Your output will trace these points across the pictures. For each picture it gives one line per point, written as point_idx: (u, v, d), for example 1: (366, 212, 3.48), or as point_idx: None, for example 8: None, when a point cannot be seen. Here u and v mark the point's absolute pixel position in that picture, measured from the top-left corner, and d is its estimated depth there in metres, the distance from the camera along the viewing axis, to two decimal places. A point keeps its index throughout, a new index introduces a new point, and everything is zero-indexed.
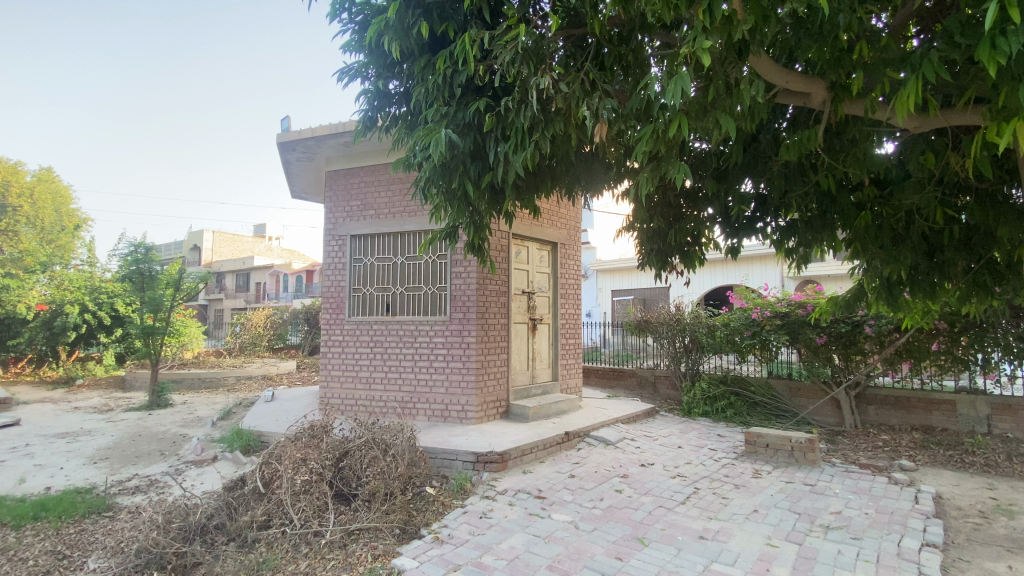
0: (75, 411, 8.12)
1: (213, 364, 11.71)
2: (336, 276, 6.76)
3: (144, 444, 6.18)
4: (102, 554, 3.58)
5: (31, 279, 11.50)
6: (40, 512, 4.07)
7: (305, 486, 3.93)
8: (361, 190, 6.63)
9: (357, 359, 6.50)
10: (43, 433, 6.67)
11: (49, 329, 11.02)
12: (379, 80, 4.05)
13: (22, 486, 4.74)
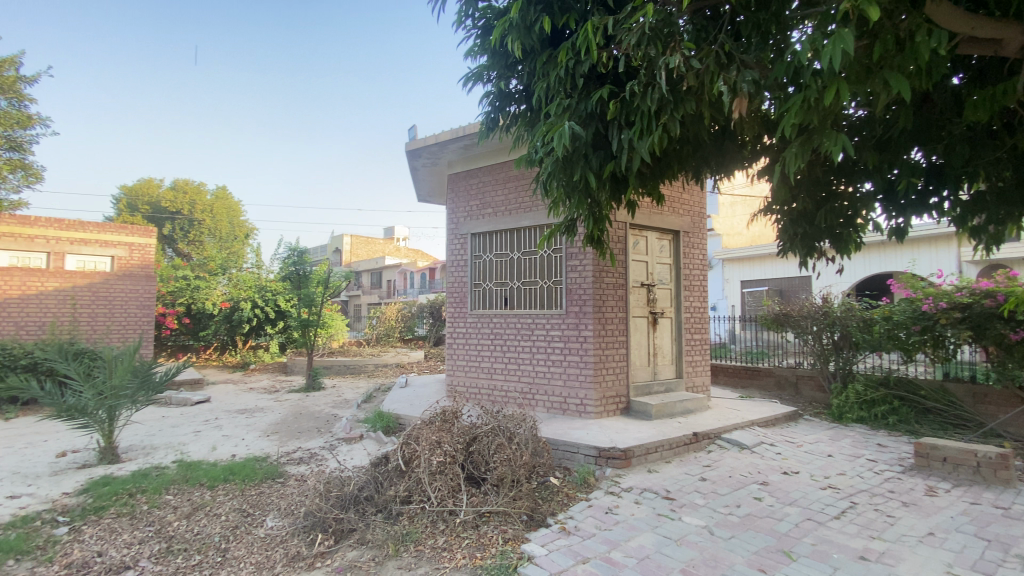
0: (251, 391, 9.60)
1: (355, 352, 13.10)
2: (458, 271, 7.12)
3: (304, 421, 7.08)
4: (277, 514, 4.15)
5: (214, 280, 13.68)
6: (230, 475, 4.83)
7: (440, 467, 4.13)
8: (481, 190, 6.90)
9: (479, 351, 6.79)
10: (229, 408, 7.97)
11: (229, 322, 13.17)
12: (501, 81, 4.14)
13: (216, 452, 5.69)
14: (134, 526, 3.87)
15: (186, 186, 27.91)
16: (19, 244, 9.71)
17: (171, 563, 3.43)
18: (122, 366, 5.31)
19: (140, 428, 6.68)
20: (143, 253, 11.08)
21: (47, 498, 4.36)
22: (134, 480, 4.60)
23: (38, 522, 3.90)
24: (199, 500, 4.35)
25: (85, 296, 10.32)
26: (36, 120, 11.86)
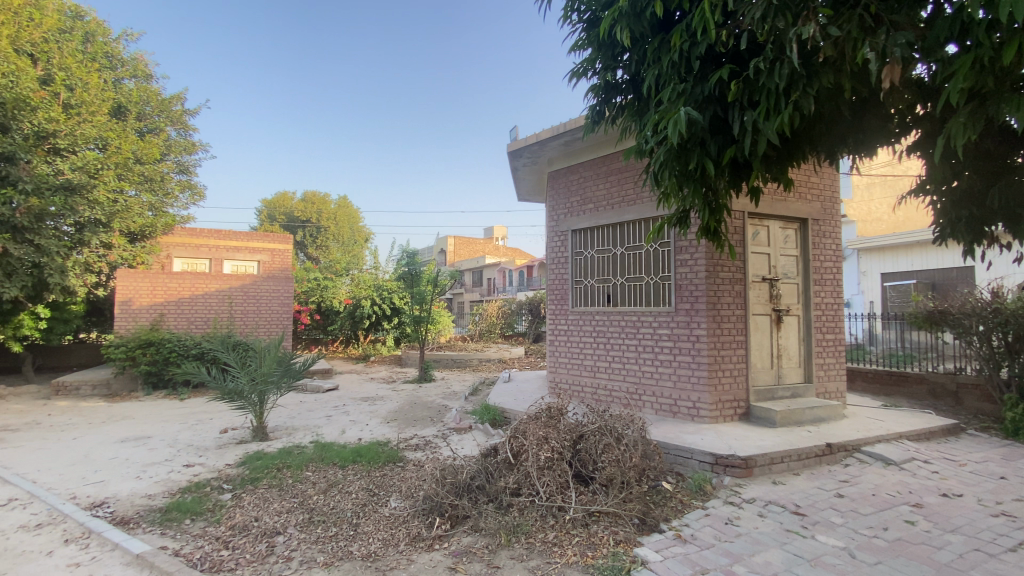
0: (372, 381, 10.50)
1: (461, 347, 13.70)
2: (560, 268, 7.13)
3: (419, 410, 7.57)
4: (399, 496, 4.47)
5: (339, 281, 15.10)
6: (358, 457, 5.30)
7: (548, 462, 4.11)
8: (582, 185, 6.81)
9: (582, 348, 6.74)
10: (354, 396, 8.79)
11: (352, 318, 14.44)
12: (607, 73, 4.04)
13: (345, 435, 6.29)
14: (281, 497, 4.39)
15: (314, 197, 31.14)
16: (188, 251, 11.84)
17: (313, 531, 3.83)
18: (270, 357, 6.04)
19: (283, 411, 7.60)
20: (282, 257, 12.67)
21: (215, 468, 5.12)
22: (280, 457, 5.23)
23: (209, 488, 4.59)
24: (333, 477, 4.82)
25: (239, 296, 11.24)
26: (198, 146, 14.21)
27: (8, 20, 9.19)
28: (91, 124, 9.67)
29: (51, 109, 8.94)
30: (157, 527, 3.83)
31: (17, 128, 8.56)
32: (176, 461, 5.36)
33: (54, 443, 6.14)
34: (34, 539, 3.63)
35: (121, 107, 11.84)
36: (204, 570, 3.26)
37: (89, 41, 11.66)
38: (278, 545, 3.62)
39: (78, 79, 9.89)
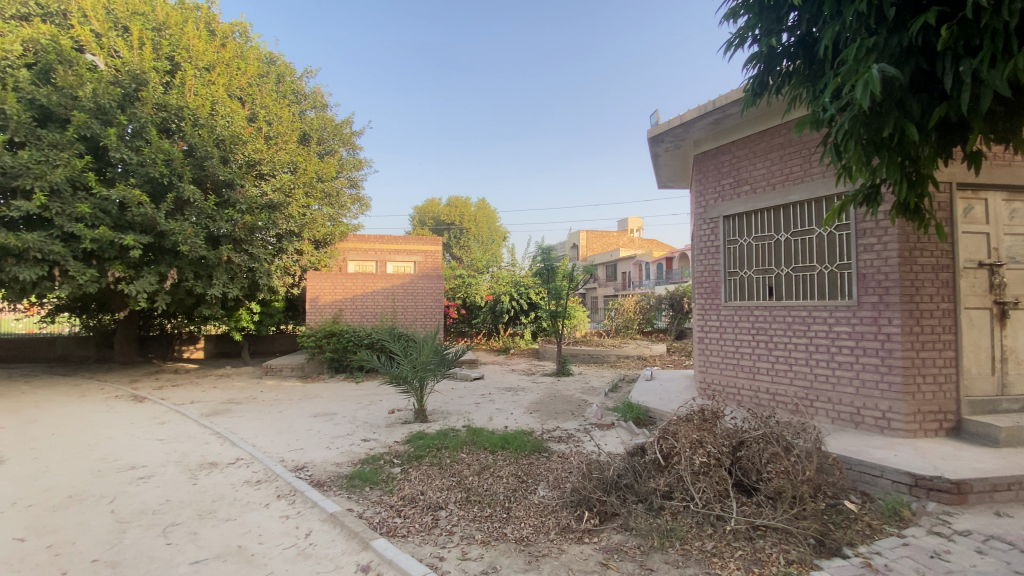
0: (513, 372, 10.96)
1: (598, 343, 13.58)
2: (709, 259, 6.64)
3: (560, 403, 7.70)
4: (547, 485, 4.58)
5: (481, 278, 15.97)
6: (506, 444, 5.56)
7: (704, 468, 3.87)
8: (735, 166, 6.26)
9: (737, 347, 6.19)
10: (498, 386, 9.26)
11: (493, 313, 15.29)
12: (770, 38, 3.63)
13: (493, 422, 6.65)
14: (441, 475, 4.80)
15: (457, 202, 33.64)
16: (359, 255, 13.59)
17: (470, 510, 4.11)
18: (427, 347, 6.61)
19: (438, 396, 8.32)
20: (433, 258, 13.77)
21: (385, 444, 5.79)
22: (438, 438, 5.72)
23: (382, 461, 5.20)
24: (485, 461, 5.12)
25: (400, 293, 12.48)
26: (363, 162, 16.10)
27: (222, 72, 11.24)
28: (284, 151, 11.74)
29: (257, 143, 10.87)
30: (344, 492, 4.45)
31: (234, 159, 10.37)
32: (355, 436, 6.18)
33: (267, 414, 7.52)
34: (257, 491, 4.47)
35: (305, 134, 13.96)
36: (382, 533, 3.69)
37: (280, 81, 13.77)
38: (441, 519, 3.96)
39: (274, 115, 11.95)
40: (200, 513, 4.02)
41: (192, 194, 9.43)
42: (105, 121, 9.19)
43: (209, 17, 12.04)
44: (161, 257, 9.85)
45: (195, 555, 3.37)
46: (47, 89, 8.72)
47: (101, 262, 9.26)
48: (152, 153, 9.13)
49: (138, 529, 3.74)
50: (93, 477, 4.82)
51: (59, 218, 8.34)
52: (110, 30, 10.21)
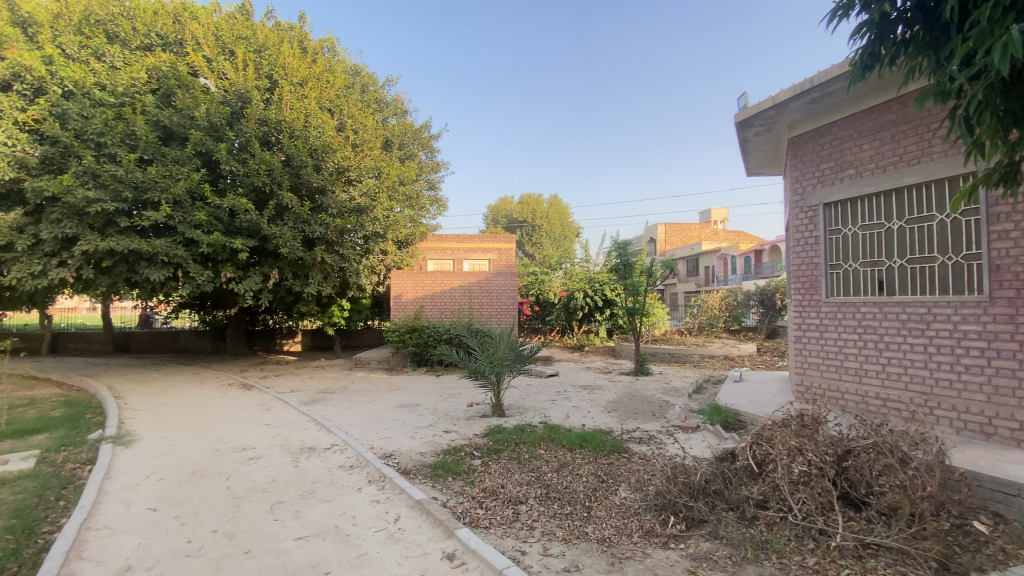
0: (590, 370, 10.84)
1: (679, 341, 13.04)
2: (807, 251, 6.12)
3: (639, 403, 7.49)
4: (629, 486, 4.47)
5: (555, 275, 15.93)
6: (584, 442, 5.50)
7: (804, 477, 3.57)
8: (837, 148, 5.72)
9: (840, 347, 5.66)
10: (574, 384, 9.20)
11: (566, 310, 15.24)
12: (881, 4, 3.26)
13: (570, 420, 6.61)
14: (520, 470, 4.85)
15: (529, 199, 33.91)
16: (437, 254, 13.88)
17: (550, 507, 4.12)
18: (504, 343, 6.69)
19: (514, 392, 8.42)
20: (507, 255, 13.90)
21: (466, 436, 5.96)
22: (516, 433, 5.78)
23: (463, 452, 5.35)
24: (564, 459, 5.11)
25: (476, 290, 12.76)
26: (440, 164, 16.66)
27: (314, 86, 12.09)
28: (369, 158, 12.44)
29: (345, 150, 11.59)
30: (428, 480, 4.63)
31: (326, 166, 11.13)
32: (437, 427, 6.41)
33: (357, 404, 8.01)
34: (350, 476, 4.78)
35: (388, 141, 14.68)
36: (465, 523, 3.80)
37: (365, 91, 14.57)
38: (522, 513, 4.00)
39: (360, 124, 12.69)
40: (302, 493, 4.37)
41: (290, 201, 10.26)
42: (217, 137, 10.24)
43: (302, 36, 13.02)
44: (265, 259, 10.82)
45: (299, 532, 3.66)
46: (170, 112, 9.87)
47: (215, 264, 10.34)
48: (256, 164, 10.03)
49: (251, 505, 4.13)
50: (212, 456, 5.40)
51: (181, 225, 9.41)
52: (219, 55, 11.34)
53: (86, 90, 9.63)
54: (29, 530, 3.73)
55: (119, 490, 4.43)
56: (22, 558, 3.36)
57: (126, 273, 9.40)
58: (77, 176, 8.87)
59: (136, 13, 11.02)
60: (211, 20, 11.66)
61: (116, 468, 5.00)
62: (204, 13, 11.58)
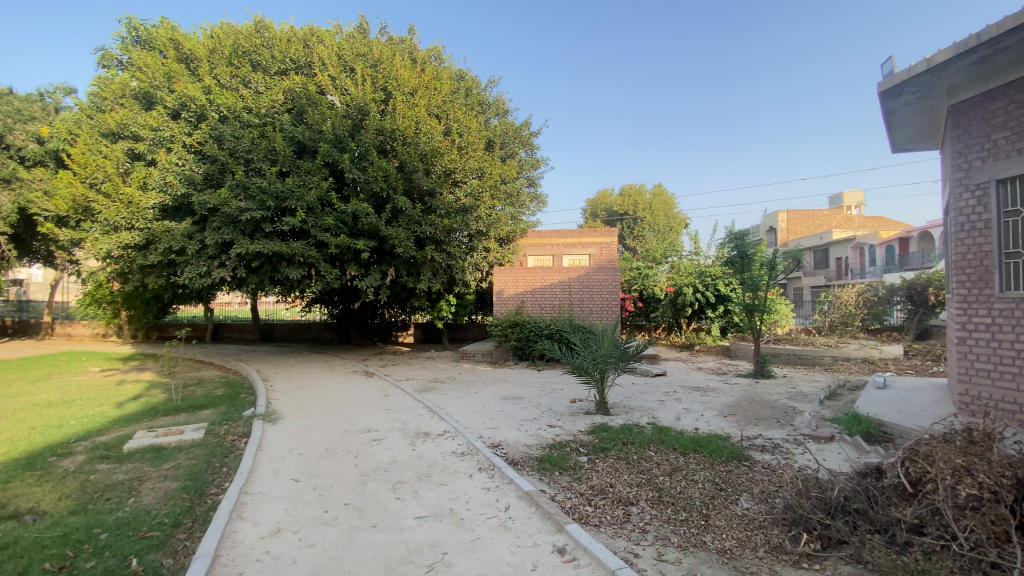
0: (701, 371, 10.22)
1: (806, 342, 11.81)
2: (973, 238, 5.17)
3: (760, 408, 6.90)
4: (751, 497, 4.14)
5: (658, 269, 15.37)
6: (699, 447, 5.19)
7: (972, 502, 3.04)
8: (1017, 113, 4.75)
9: (1019, 352, 4.72)
10: (685, 384, 8.73)
11: (673, 306, 14.50)
12: None
13: (681, 422, 6.28)
14: (629, 470, 4.71)
15: (630, 190, 33.10)
16: (538, 250, 13.99)
17: (663, 511, 3.95)
18: (608, 339, 6.55)
19: (620, 390, 8.21)
20: (609, 250, 13.33)
21: (571, 432, 5.93)
22: (624, 432, 5.63)
23: (569, 448, 5.33)
24: (676, 462, 4.87)
25: (576, 286, 12.46)
26: (541, 161, 16.74)
27: (423, 93, 12.80)
28: (473, 159, 12.91)
29: (452, 153, 12.12)
30: (536, 473, 4.68)
31: (435, 169, 11.74)
32: (542, 421, 6.47)
33: (465, 394, 8.36)
34: (462, 462, 4.99)
35: (491, 141, 15.06)
36: (575, 519, 3.78)
37: (469, 95, 15.08)
38: (633, 514, 3.89)
39: (465, 126, 13.18)
40: (419, 475, 4.66)
41: (404, 204, 10.98)
42: (341, 148, 11.26)
43: (412, 47, 13.83)
44: (383, 258, 11.71)
45: (418, 512, 3.90)
46: (302, 128, 11.05)
47: (341, 263, 11.41)
48: (374, 171, 10.87)
49: (375, 483, 4.49)
50: (341, 436, 5.98)
51: (313, 229, 10.50)
52: (341, 73, 12.44)
53: (237, 114, 11.13)
54: (202, 490, 4.41)
55: (268, 461, 5.07)
56: (198, 513, 3.97)
57: (270, 272, 10.73)
58: (232, 189, 10.30)
59: (274, 42, 12.48)
60: (334, 41, 12.83)
61: (265, 441, 5.73)
62: (328, 36, 12.77)
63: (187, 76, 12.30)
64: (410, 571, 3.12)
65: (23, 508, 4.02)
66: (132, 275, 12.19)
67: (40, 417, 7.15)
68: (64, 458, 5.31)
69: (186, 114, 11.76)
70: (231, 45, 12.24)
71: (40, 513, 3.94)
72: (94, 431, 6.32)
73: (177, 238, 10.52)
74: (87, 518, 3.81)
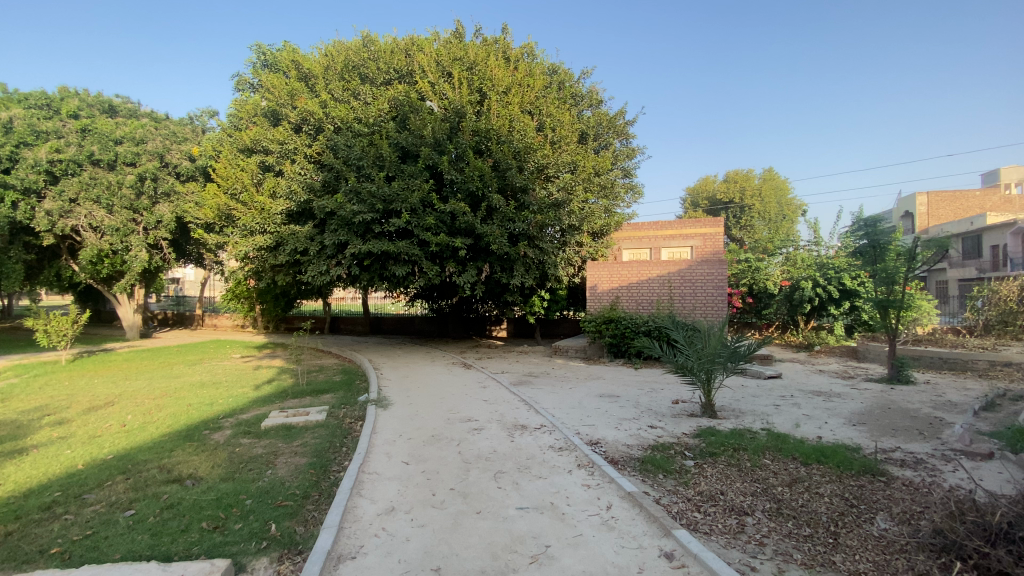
0: (822, 373, 9.24)
1: (955, 344, 10.22)
2: None
3: (897, 418, 6.08)
4: (889, 517, 3.66)
5: (771, 260, 14.06)
6: (823, 457, 4.69)
7: None
8: None
9: None
10: (803, 388, 7.96)
11: (789, 302, 13.31)
12: None
13: (801, 430, 5.72)
14: (742, 478, 4.38)
15: (736, 176, 33.23)
16: (634, 243, 13.53)
17: (783, 525, 3.62)
18: (715, 338, 6.11)
19: (727, 392, 7.70)
20: (713, 241, 12.36)
21: (674, 434, 5.66)
22: (734, 438, 5.25)
23: (674, 451, 5.08)
24: (797, 473, 4.44)
25: (677, 280, 11.80)
26: (636, 151, 16.19)
27: (517, 91, 12.95)
28: (567, 152, 12.85)
29: (544, 149, 12.14)
30: (639, 473, 4.53)
31: (528, 165, 11.84)
32: (643, 421, 6.25)
33: (561, 389, 8.35)
34: (561, 457, 4.98)
35: (584, 133, 14.85)
36: (683, 525, 3.60)
37: (562, 88, 14.98)
38: (748, 525, 3.61)
39: (558, 120, 13.15)
40: (518, 466, 4.73)
41: (499, 201, 11.20)
42: (440, 151, 11.76)
43: (505, 46, 14.05)
44: (478, 255, 12.04)
45: (520, 503, 3.96)
46: (405, 134, 11.71)
47: (440, 261, 11.96)
48: (470, 171, 11.20)
49: (478, 471, 4.64)
50: (444, 423, 6.26)
51: (416, 229, 11.10)
52: (439, 78, 12.97)
53: (349, 125, 12.09)
54: (326, 467, 4.85)
55: (381, 444, 5.46)
56: (322, 488, 4.38)
57: (379, 270, 11.54)
58: (346, 195, 11.22)
59: (380, 55, 13.36)
60: (432, 48, 13.38)
61: (378, 425, 6.17)
62: (427, 44, 13.36)
63: (306, 93, 13.59)
64: (515, 560, 3.17)
65: (186, 473, 4.71)
66: (265, 274, 13.80)
67: (197, 396, 8.36)
68: (215, 432, 6.15)
69: (306, 127, 13.03)
70: (343, 61, 13.31)
71: (198, 478, 4.59)
72: (237, 409, 7.25)
73: (301, 240, 11.71)
74: (235, 485, 4.37)
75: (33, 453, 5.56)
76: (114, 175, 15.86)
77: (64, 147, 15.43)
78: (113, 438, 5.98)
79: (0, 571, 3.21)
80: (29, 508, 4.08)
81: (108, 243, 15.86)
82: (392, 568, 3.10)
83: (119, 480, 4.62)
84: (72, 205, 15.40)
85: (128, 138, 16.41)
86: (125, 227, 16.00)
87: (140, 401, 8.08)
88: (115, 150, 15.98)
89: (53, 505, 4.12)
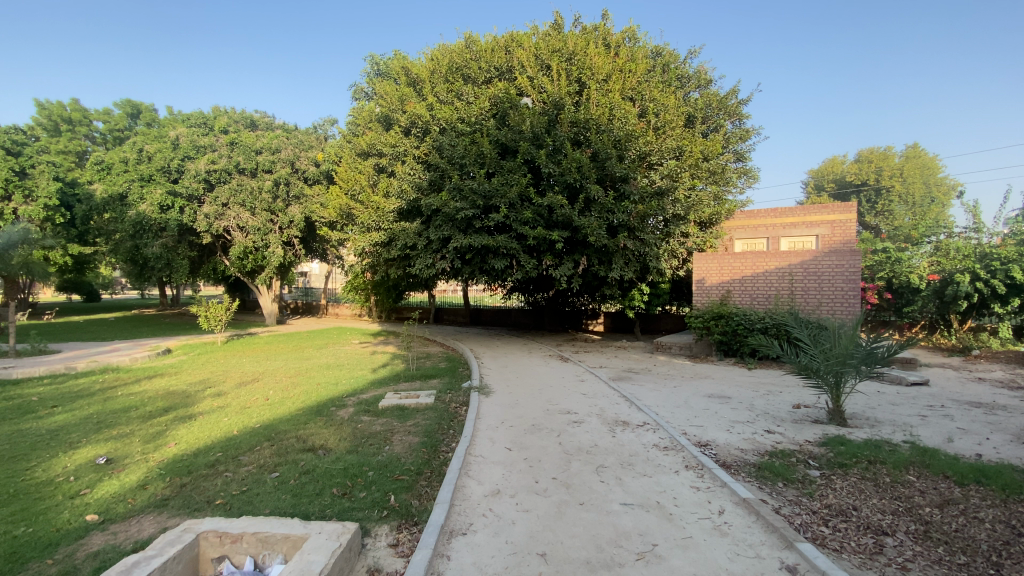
0: (982, 383, 7.86)
1: None
2: None
3: None
4: None
5: (915, 250, 12.34)
6: (983, 477, 4.01)
7: None
8: None
9: None
10: (956, 398, 6.85)
11: (940, 298, 11.51)
12: None
13: (953, 445, 4.94)
14: (880, 494, 3.90)
15: (871, 155, 29.71)
16: (748, 233, 12.56)
17: (931, 549, 3.18)
18: (847, 337, 5.48)
19: (859, 398, 6.89)
20: (842, 229, 11.03)
21: (795, 441, 5.18)
22: (868, 449, 4.67)
23: (796, 459, 4.66)
24: (949, 493, 3.86)
25: (799, 272, 10.74)
26: (751, 132, 14.94)
27: (617, 78, 12.63)
28: (672, 138, 12.35)
29: (646, 136, 11.77)
30: (755, 480, 4.22)
31: (628, 154, 11.49)
32: (757, 425, 5.80)
33: (663, 387, 8.04)
34: (666, 456, 4.80)
35: (691, 116, 14.09)
36: (808, 539, 3.31)
37: (667, 71, 14.28)
38: (888, 547, 3.21)
39: (662, 105, 12.61)
40: (621, 462, 4.65)
41: (597, 192, 10.98)
42: (538, 144, 11.80)
43: (606, 32, 13.68)
44: (575, 249, 11.93)
45: (624, 498, 3.90)
46: (505, 130, 11.95)
47: (537, 254, 12.08)
48: (569, 163, 11.09)
49: (579, 463, 4.64)
50: (544, 414, 6.33)
51: (514, 223, 11.30)
52: (538, 72, 13.01)
53: (453, 124, 12.60)
54: (436, 447, 5.17)
55: (485, 429, 5.67)
56: (434, 466, 4.67)
57: (479, 263, 11.95)
58: (451, 192, 11.74)
59: (481, 53, 13.72)
60: (532, 42, 13.43)
61: (481, 412, 6.41)
62: (526, 39, 13.45)
63: (414, 97, 14.43)
64: (621, 554, 3.14)
65: (318, 444, 5.29)
66: (379, 267, 14.96)
67: (323, 376, 9.31)
68: (340, 408, 6.84)
69: (414, 130, 13.83)
70: (447, 64, 13.89)
71: (328, 449, 5.13)
72: (357, 390, 7.96)
73: (410, 236, 12.52)
74: (358, 458, 4.82)
75: (201, 418, 6.61)
76: (255, 181, 18.11)
77: (217, 159, 17.96)
78: (259, 409, 6.92)
79: (182, 514, 3.86)
80: (199, 464, 4.86)
81: (252, 241, 18.21)
82: (500, 548, 3.22)
83: (265, 446, 5.32)
84: (224, 209, 17.88)
85: (265, 149, 18.64)
86: (264, 227, 18.21)
87: (277, 379, 9.20)
88: (256, 159, 18.24)
89: (217, 463, 4.87)
